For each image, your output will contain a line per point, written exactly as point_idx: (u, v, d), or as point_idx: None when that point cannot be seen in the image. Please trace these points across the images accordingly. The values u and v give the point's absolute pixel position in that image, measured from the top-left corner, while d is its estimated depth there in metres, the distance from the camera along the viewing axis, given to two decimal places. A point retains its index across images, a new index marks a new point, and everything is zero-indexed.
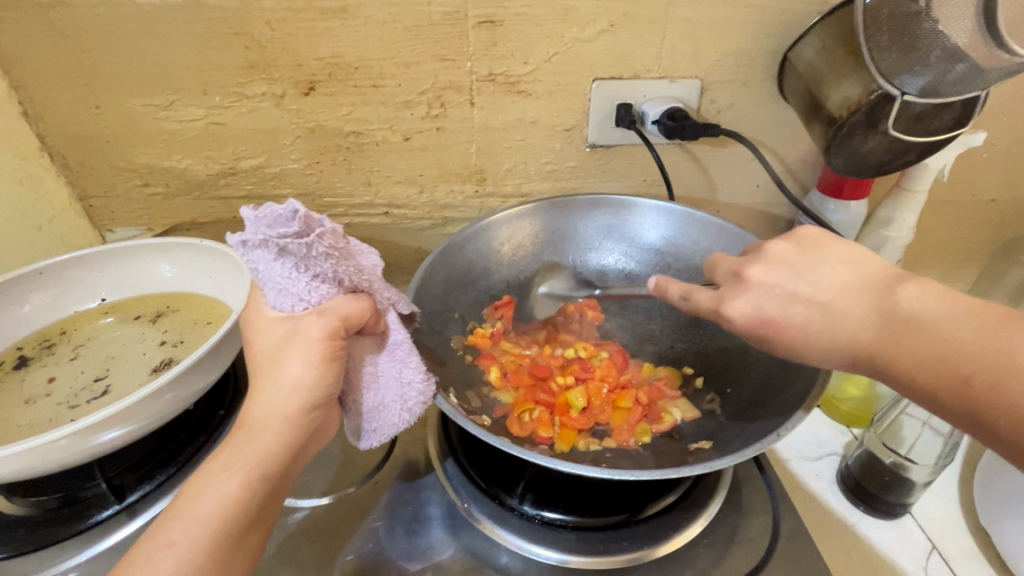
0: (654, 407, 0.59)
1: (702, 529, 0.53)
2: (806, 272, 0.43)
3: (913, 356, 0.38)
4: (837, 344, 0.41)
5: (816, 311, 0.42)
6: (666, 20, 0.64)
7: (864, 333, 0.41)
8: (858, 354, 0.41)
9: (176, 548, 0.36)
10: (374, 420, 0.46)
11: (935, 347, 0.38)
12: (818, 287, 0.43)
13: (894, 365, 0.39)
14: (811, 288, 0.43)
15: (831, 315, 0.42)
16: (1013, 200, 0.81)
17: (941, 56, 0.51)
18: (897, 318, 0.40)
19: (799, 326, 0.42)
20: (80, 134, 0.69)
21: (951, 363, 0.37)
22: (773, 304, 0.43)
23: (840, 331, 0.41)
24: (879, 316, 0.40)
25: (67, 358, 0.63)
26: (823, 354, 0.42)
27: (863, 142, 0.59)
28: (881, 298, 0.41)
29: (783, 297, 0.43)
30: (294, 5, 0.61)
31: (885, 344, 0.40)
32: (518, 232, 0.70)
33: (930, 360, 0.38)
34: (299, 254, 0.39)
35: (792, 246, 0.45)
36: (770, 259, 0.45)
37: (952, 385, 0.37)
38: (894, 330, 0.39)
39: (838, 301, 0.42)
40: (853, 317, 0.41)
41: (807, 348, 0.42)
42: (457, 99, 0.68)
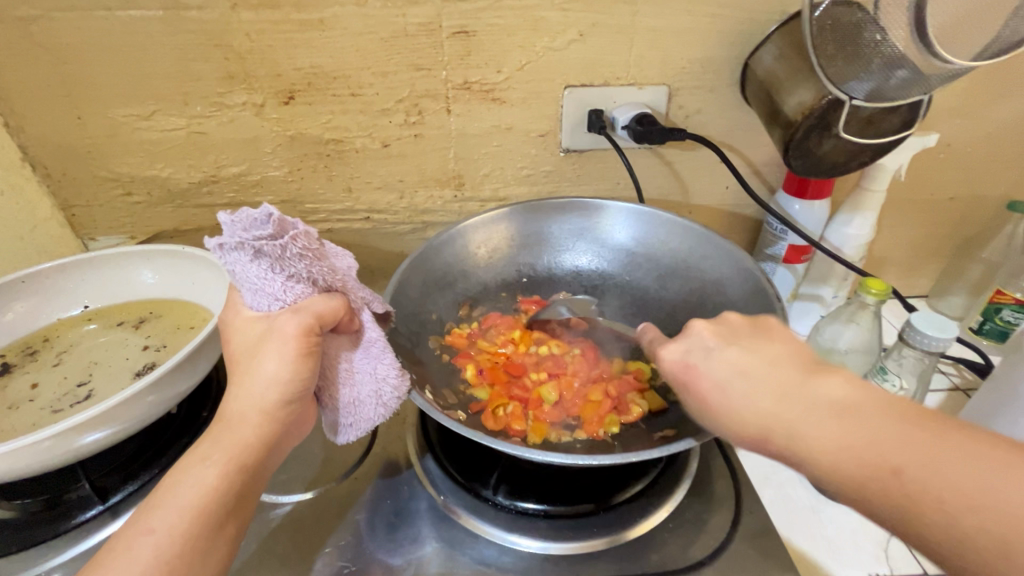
0: (623, 399, 0.62)
1: (669, 514, 0.55)
2: (747, 343, 0.43)
3: (843, 444, 0.36)
4: (752, 414, 0.39)
5: (739, 376, 0.41)
6: (633, 29, 0.67)
7: (782, 409, 0.38)
8: (775, 430, 0.38)
9: (156, 534, 0.37)
10: (351, 415, 0.48)
11: (869, 436, 0.35)
12: (748, 355, 0.42)
13: (818, 450, 0.36)
14: (742, 353, 0.42)
15: (752, 378, 0.41)
16: (971, 197, 0.85)
17: (882, 64, 0.54)
18: (820, 398, 0.38)
19: (713, 379, 0.42)
20: (62, 144, 0.70)
21: (891, 457, 0.34)
22: (699, 351, 0.44)
23: (756, 399, 0.39)
24: (797, 392, 0.39)
25: (50, 364, 0.64)
26: (739, 425, 0.40)
27: (819, 144, 0.62)
28: (804, 375, 0.40)
29: (712, 349, 0.43)
30: (273, 17, 0.63)
31: (803, 427, 0.37)
32: (492, 236, 0.72)
33: (868, 451, 0.35)
34: (274, 255, 0.41)
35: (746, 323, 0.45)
36: (721, 324, 0.45)
37: (891, 480, 0.34)
38: (820, 412, 0.37)
39: (763, 372, 0.41)
40: (772, 387, 0.40)
41: (724, 408, 0.41)
42: (434, 107, 0.71)
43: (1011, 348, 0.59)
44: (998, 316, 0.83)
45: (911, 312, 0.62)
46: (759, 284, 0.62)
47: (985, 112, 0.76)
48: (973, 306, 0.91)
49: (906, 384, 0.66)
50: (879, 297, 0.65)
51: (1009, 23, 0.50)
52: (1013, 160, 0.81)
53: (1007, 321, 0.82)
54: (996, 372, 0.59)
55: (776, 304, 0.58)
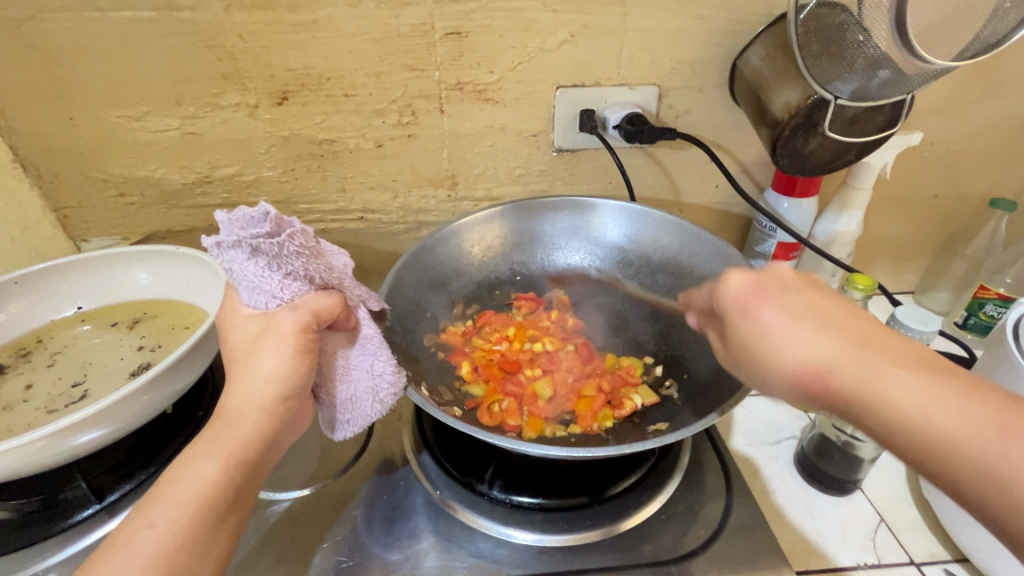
0: (617, 394, 0.63)
1: (661, 506, 0.56)
2: (826, 294, 0.41)
3: (925, 397, 0.35)
4: (823, 352, 0.38)
5: (812, 314, 0.40)
6: (623, 30, 0.68)
7: (857, 351, 0.37)
8: (845, 371, 0.37)
9: (156, 529, 0.37)
10: (348, 411, 0.49)
11: (953, 394, 0.34)
12: (822, 297, 0.41)
13: (894, 398, 0.35)
14: (819, 297, 0.41)
15: (830, 320, 0.39)
16: (955, 194, 0.86)
17: (865, 63, 0.56)
18: (906, 357, 0.37)
19: (786, 313, 0.40)
20: (53, 145, 0.70)
21: (980, 419, 0.33)
22: (774, 286, 0.42)
23: (830, 338, 0.38)
24: (876, 340, 0.38)
25: (44, 365, 0.64)
26: (806, 363, 0.38)
27: (805, 143, 0.63)
28: (884, 331, 0.39)
29: (789, 287, 0.42)
30: (266, 18, 0.63)
31: (885, 374, 0.36)
32: (486, 234, 0.73)
33: (953, 407, 0.34)
34: (271, 253, 0.41)
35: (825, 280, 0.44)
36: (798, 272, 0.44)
37: (974, 439, 0.33)
38: (900, 363, 0.36)
39: (842, 317, 0.39)
40: (851, 332, 0.38)
41: (794, 340, 0.39)
42: (427, 107, 0.71)
43: (993, 341, 0.59)
44: (982, 310, 0.84)
45: (897, 306, 0.63)
46: None
47: (967, 111, 0.78)
48: (958, 301, 0.93)
49: None
50: (866, 293, 0.67)
51: (989, 23, 0.52)
52: (995, 157, 0.82)
53: (991, 316, 0.84)
54: (977, 363, 0.61)
55: None
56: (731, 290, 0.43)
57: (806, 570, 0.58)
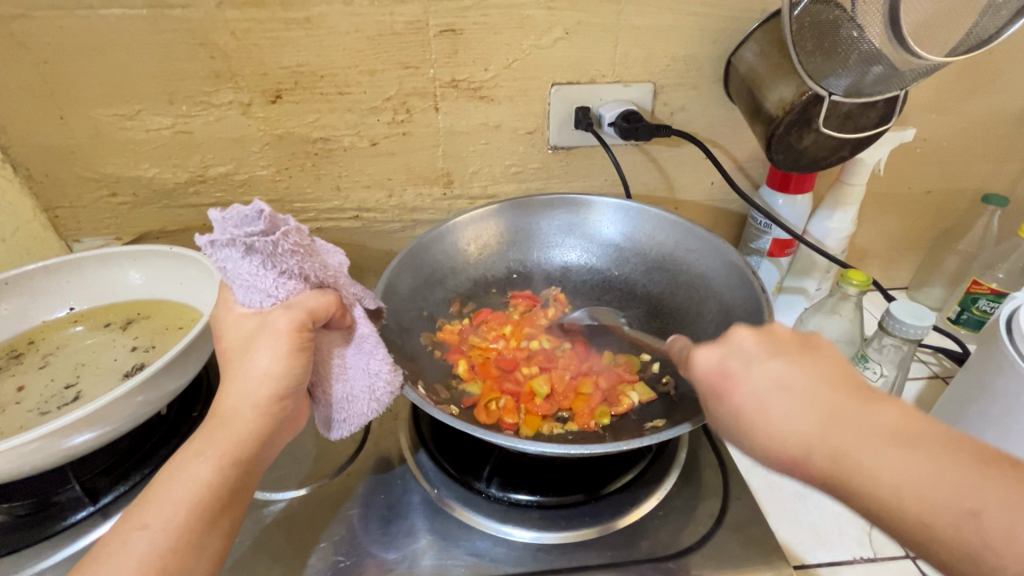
0: (613, 391, 0.63)
1: (658, 502, 0.56)
2: (796, 360, 0.39)
3: (908, 479, 0.33)
4: (798, 438, 0.36)
5: (783, 391, 0.37)
6: (618, 27, 0.68)
7: (833, 432, 0.35)
8: (823, 457, 0.35)
9: (151, 529, 0.37)
10: (343, 411, 0.48)
11: (933, 473, 0.33)
12: (792, 366, 0.38)
13: (877, 484, 0.34)
14: (788, 366, 0.38)
15: (800, 399, 0.37)
16: (948, 190, 0.87)
17: (859, 59, 0.56)
18: (883, 434, 0.35)
19: (753, 397, 0.38)
20: (43, 145, 0.70)
21: (961, 499, 0.32)
22: (739, 361, 0.40)
23: (803, 421, 0.36)
24: (853, 416, 0.36)
25: (36, 367, 0.63)
26: (783, 454, 0.36)
27: (800, 139, 0.63)
28: (860, 399, 0.36)
29: (753, 361, 0.39)
30: (258, 16, 0.62)
31: (861, 462, 0.34)
32: (482, 232, 0.73)
33: (936, 488, 0.32)
34: (266, 251, 0.41)
35: (795, 334, 0.41)
36: (765, 334, 0.41)
37: (957, 523, 0.32)
38: (879, 443, 0.34)
39: (814, 390, 0.37)
40: (825, 409, 0.36)
41: (768, 429, 0.37)
42: (421, 105, 0.71)
43: (987, 335, 0.60)
44: (975, 305, 0.85)
45: (891, 301, 0.64)
46: (744, 275, 0.63)
47: (959, 107, 0.78)
48: (951, 296, 0.94)
49: (885, 371, 0.68)
50: (860, 288, 0.67)
51: (981, 20, 0.52)
52: (987, 153, 0.83)
53: (984, 311, 0.84)
54: (972, 358, 0.61)
55: (762, 295, 0.60)
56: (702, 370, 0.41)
57: (802, 565, 0.59)
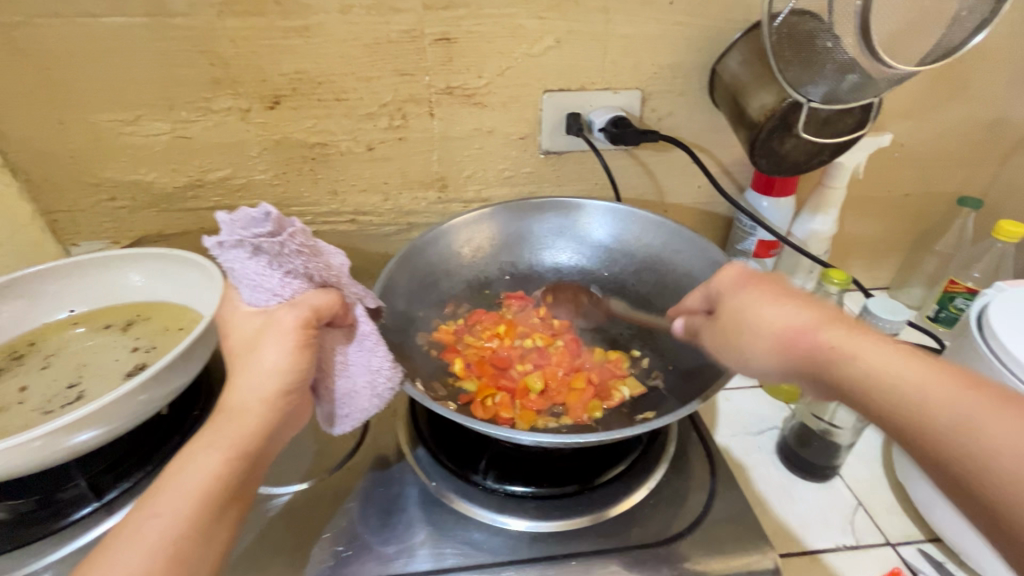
0: (605, 386, 0.65)
1: (648, 492, 0.58)
2: (802, 287, 0.47)
3: (902, 363, 0.38)
4: (804, 319, 0.42)
5: (792, 295, 0.44)
6: (606, 36, 0.71)
7: (833, 322, 0.41)
8: (819, 337, 0.41)
9: (163, 517, 0.39)
10: (346, 406, 0.50)
11: (924, 363, 0.38)
12: (804, 288, 0.46)
13: (866, 364, 0.38)
14: (797, 286, 0.46)
15: (806, 300, 0.44)
16: (925, 193, 0.90)
17: (836, 69, 0.59)
18: (877, 333, 0.41)
19: (767, 292, 0.45)
20: (43, 150, 0.71)
21: (948, 384, 0.36)
22: (757, 273, 0.48)
23: (805, 312, 0.42)
24: (852, 320, 0.42)
25: (37, 368, 0.64)
26: (789, 329, 0.42)
27: (781, 144, 0.66)
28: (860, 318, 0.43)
29: (769, 276, 0.47)
30: (257, 24, 0.64)
31: (857, 342, 0.40)
32: (476, 235, 0.75)
33: (922, 379, 0.37)
34: (272, 252, 0.43)
35: None
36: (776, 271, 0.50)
37: (943, 400, 0.35)
38: (875, 338, 0.40)
39: (820, 302, 0.44)
40: (828, 311, 0.42)
41: (777, 312, 0.43)
42: (416, 111, 0.73)
43: (960, 331, 0.63)
44: (952, 304, 0.88)
45: (869, 299, 0.67)
46: None
47: (934, 113, 0.81)
48: (930, 295, 0.97)
49: None
50: (841, 287, 0.70)
51: (948, 30, 0.56)
52: (961, 157, 0.87)
53: (960, 309, 0.88)
54: (947, 351, 0.64)
55: None
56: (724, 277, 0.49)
57: (788, 553, 0.61)
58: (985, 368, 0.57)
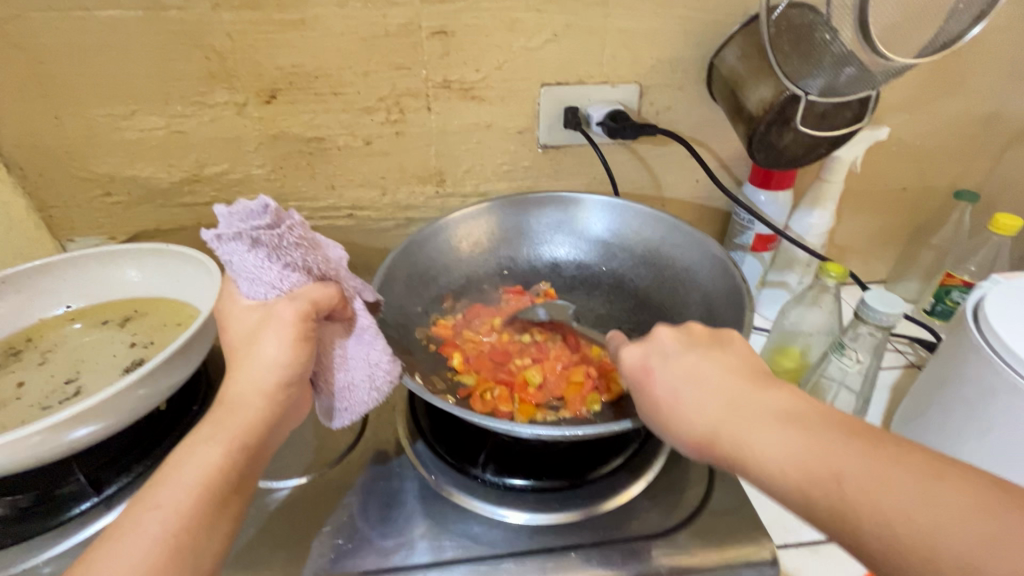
0: (603, 379, 0.65)
1: (647, 484, 0.59)
2: (704, 359, 0.46)
3: (783, 446, 0.38)
4: (704, 418, 0.42)
5: (693, 383, 0.44)
6: (605, 30, 0.70)
7: (727, 414, 0.41)
8: (724, 436, 0.41)
9: (163, 510, 0.39)
10: (345, 399, 0.50)
11: (807, 440, 0.38)
12: (703, 360, 0.46)
13: (769, 458, 0.38)
14: (697, 360, 0.46)
15: (702, 389, 0.44)
16: (921, 187, 0.91)
17: (832, 61, 0.59)
18: (767, 412, 0.41)
19: (666, 385, 0.45)
20: (39, 145, 0.70)
21: (825, 459, 0.37)
22: (659, 357, 0.47)
23: (707, 404, 0.43)
24: (749, 401, 0.42)
25: (35, 363, 0.64)
26: (691, 430, 0.42)
27: (779, 137, 0.66)
28: (753, 386, 0.43)
29: (672, 354, 0.47)
30: (253, 18, 0.64)
31: (747, 433, 0.40)
32: (474, 230, 0.75)
33: (824, 463, 0.37)
34: (271, 244, 0.43)
35: (709, 337, 0.48)
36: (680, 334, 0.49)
37: (822, 479, 0.36)
38: (774, 423, 0.40)
39: (718, 378, 0.44)
40: (726, 396, 0.43)
41: (681, 411, 0.43)
42: (414, 105, 0.73)
43: (956, 324, 0.63)
44: (948, 297, 0.89)
45: (866, 291, 0.67)
46: (725, 266, 0.66)
47: (930, 107, 0.82)
48: (926, 288, 0.97)
49: (861, 357, 0.70)
50: (839, 279, 0.70)
51: (946, 24, 0.56)
52: (957, 151, 0.87)
53: (957, 302, 0.88)
54: (942, 344, 0.64)
55: (743, 284, 0.62)
56: (627, 365, 0.48)
57: (785, 544, 0.61)
58: (981, 360, 0.57)
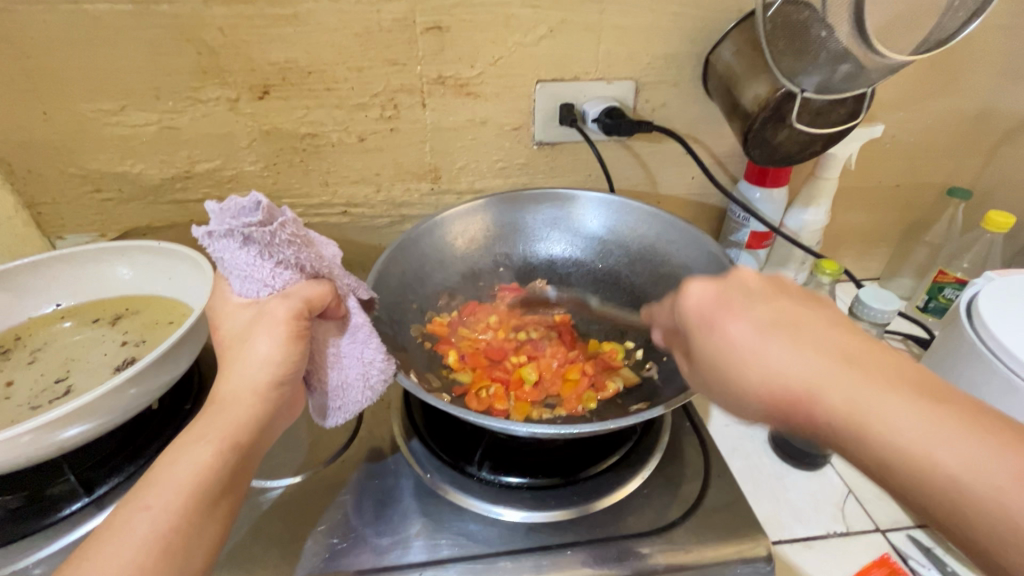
0: (599, 376, 0.65)
1: (642, 482, 0.59)
2: (795, 306, 0.39)
3: (896, 416, 0.33)
4: (799, 370, 0.36)
5: (784, 330, 0.38)
6: (600, 26, 0.70)
7: (829, 368, 0.36)
8: (828, 392, 0.35)
9: (153, 510, 0.38)
10: (339, 398, 0.50)
11: (926, 412, 0.33)
12: (793, 306, 0.40)
13: (886, 422, 0.33)
14: (789, 307, 0.39)
15: (799, 338, 0.37)
16: (915, 184, 0.91)
17: (829, 57, 0.58)
18: (878, 372, 0.35)
19: (746, 331, 0.38)
20: (27, 140, 0.69)
21: (947, 436, 0.32)
22: (741, 298, 0.40)
23: (804, 355, 0.36)
24: (858, 357, 0.36)
25: (25, 362, 0.63)
26: (782, 381, 0.36)
27: (775, 134, 0.66)
28: (860, 341, 0.37)
29: (756, 297, 0.40)
30: (245, 12, 0.63)
31: (854, 395, 0.34)
32: (469, 227, 0.75)
33: (948, 436, 0.32)
34: (263, 241, 0.42)
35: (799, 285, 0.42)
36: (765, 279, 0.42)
37: (943, 456, 0.32)
38: (887, 387, 0.34)
39: (816, 328, 0.38)
40: (832, 349, 0.36)
41: (769, 360, 0.37)
42: (409, 102, 0.72)
43: (950, 320, 0.64)
44: (941, 294, 0.89)
45: (861, 288, 0.67)
46: (721, 264, 0.66)
47: (924, 104, 0.82)
48: (920, 285, 0.98)
49: None
50: (833, 277, 0.70)
51: (940, 22, 0.56)
52: (951, 148, 0.87)
53: (949, 299, 0.89)
54: (936, 341, 0.65)
55: None
56: (696, 307, 0.41)
57: (780, 540, 0.61)
58: (974, 357, 0.58)
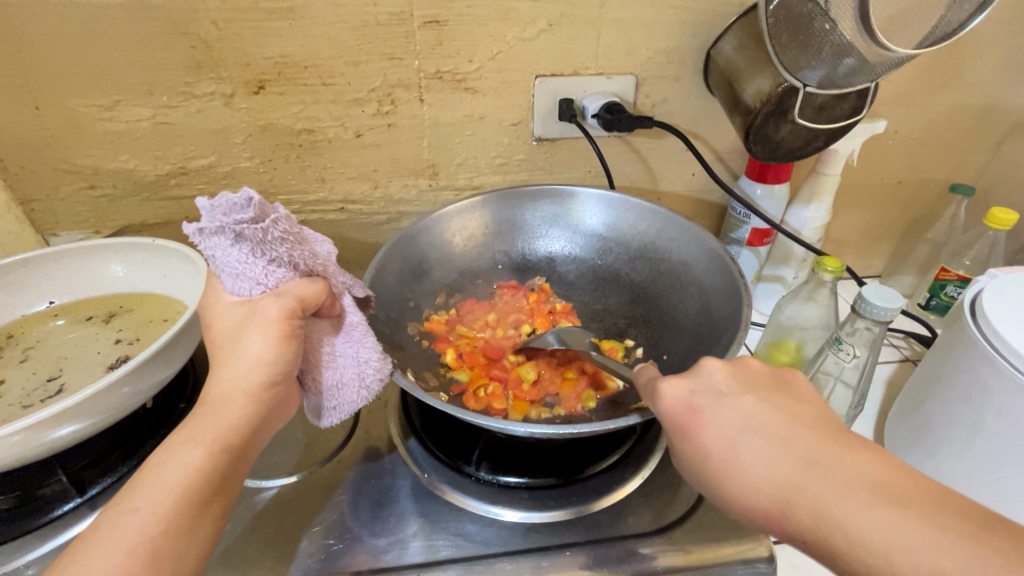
0: (598, 375, 0.65)
1: (642, 481, 0.58)
2: (763, 404, 0.39)
3: (871, 531, 0.32)
4: (770, 479, 0.36)
5: (754, 434, 0.37)
6: (601, 20, 0.69)
7: (799, 478, 0.35)
8: (800, 504, 0.34)
9: (141, 513, 0.38)
10: (334, 398, 0.49)
11: (901, 522, 0.32)
12: (761, 405, 0.39)
13: (857, 534, 0.32)
14: (756, 405, 0.39)
15: (767, 443, 0.37)
16: (918, 181, 0.90)
17: (831, 52, 0.57)
18: (851, 480, 0.34)
19: (717, 433, 0.38)
20: (19, 136, 0.68)
21: (926, 551, 0.31)
22: (708, 397, 0.40)
23: (774, 463, 0.36)
24: (829, 461, 0.35)
25: (16, 361, 0.63)
26: (754, 494, 0.36)
27: (776, 130, 0.65)
28: (829, 443, 0.36)
29: (724, 395, 0.40)
30: (239, 6, 0.62)
31: (825, 508, 0.34)
32: (468, 224, 0.74)
33: (920, 547, 0.31)
34: (255, 239, 0.42)
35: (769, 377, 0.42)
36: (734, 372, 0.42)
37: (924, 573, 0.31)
38: (857, 493, 0.34)
39: (785, 430, 0.37)
40: (800, 455, 0.36)
41: (740, 468, 0.37)
42: (406, 97, 0.71)
43: (953, 318, 0.63)
44: (944, 291, 0.89)
45: (863, 285, 0.66)
46: (722, 262, 0.65)
47: (928, 101, 0.81)
48: (922, 283, 0.97)
49: (858, 352, 0.69)
50: (835, 274, 0.69)
51: (948, 13, 0.55)
52: (954, 145, 0.86)
53: (951, 297, 0.88)
54: (939, 339, 0.64)
55: (739, 279, 0.62)
56: (669, 405, 0.41)
57: (781, 540, 0.61)
58: (977, 355, 0.57)
